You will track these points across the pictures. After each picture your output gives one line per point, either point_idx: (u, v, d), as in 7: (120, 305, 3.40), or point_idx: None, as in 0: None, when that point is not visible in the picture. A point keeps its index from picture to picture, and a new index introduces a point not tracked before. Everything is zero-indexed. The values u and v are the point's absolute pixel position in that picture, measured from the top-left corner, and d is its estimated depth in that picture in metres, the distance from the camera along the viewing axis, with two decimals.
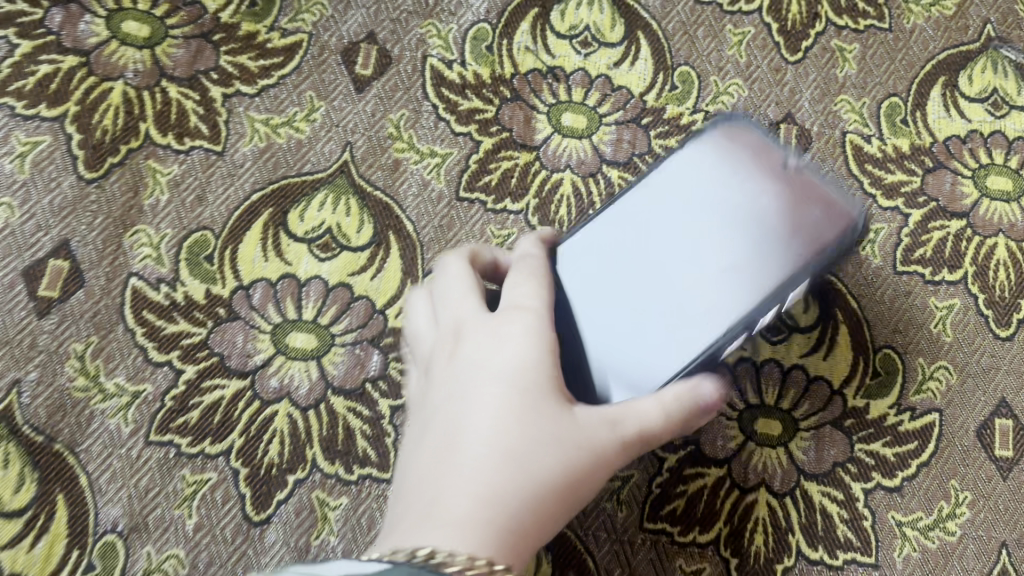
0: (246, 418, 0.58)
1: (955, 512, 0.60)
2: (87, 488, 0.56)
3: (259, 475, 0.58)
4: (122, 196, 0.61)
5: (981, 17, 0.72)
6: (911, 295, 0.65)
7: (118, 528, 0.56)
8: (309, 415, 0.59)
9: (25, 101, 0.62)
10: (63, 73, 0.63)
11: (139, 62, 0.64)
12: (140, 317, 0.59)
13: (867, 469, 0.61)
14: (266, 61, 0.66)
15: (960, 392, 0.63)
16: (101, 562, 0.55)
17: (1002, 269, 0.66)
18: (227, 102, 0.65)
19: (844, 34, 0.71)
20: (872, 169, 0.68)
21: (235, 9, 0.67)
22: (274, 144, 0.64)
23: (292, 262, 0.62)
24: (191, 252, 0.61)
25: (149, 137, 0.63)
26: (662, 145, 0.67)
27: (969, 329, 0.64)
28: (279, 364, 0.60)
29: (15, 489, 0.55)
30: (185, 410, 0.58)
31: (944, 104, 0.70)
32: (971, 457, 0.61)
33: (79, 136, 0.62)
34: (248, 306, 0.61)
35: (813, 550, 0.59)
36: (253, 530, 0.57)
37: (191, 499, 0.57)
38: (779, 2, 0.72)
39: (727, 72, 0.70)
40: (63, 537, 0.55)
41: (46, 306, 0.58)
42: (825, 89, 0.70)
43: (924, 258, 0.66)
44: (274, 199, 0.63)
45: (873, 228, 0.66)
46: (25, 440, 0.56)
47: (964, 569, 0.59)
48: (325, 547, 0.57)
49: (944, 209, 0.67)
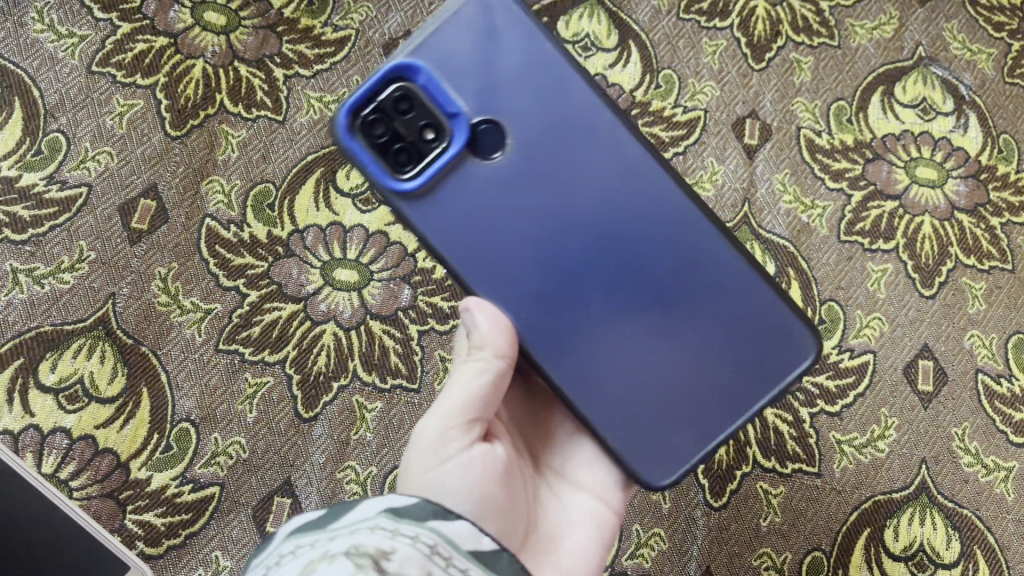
0: (300, 334, 0.70)
1: (885, 433, 0.73)
2: (167, 384, 0.67)
3: (309, 381, 0.69)
4: (200, 151, 0.74)
5: (916, 40, 0.86)
6: (852, 259, 0.78)
7: (191, 417, 0.67)
8: (351, 334, 0.70)
9: (124, 71, 0.75)
10: (156, 50, 0.76)
11: (216, 45, 0.77)
12: (213, 249, 0.71)
13: (813, 397, 0.73)
14: (320, 51, 0.78)
15: (891, 337, 0.76)
16: (177, 444, 0.66)
17: (928, 241, 0.79)
18: (288, 81, 0.77)
19: (801, 49, 0.85)
20: (822, 158, 0.82)
21: (296, 6, 0.79)
22: (325, 117, 0.76)
23: (339, 213, 0.73)
24: (256, 199, 0.73)
25: (223, 105, 0.75)
26: (648, 133, 0.81)
27: (899, 288, 0.78)
28: (327, 293, 0.71)
29: (109, 380, 0.67)
30: (248, 325, 0.70)
31: (882, 108, 0.84)
32: (898, 390, 0.74)
33: (167, 102, 0.75)
34: (302, 246, 0.72)
35: (767, 459, 0.71)
36: (303, 425, 0.68)
37: (252, 397, 0.68)
38: (749, 20, 0.86)
39: (703, 76, 0.84)
40: (146, 422, 0.66)
41: (137, 236, 0.71)
42: (785, 92, 0.84)
43: (864, 230, 0.79)
44: (325, 160, 0.74)
45: (822, 205, 0.80)
46: (118, 340, 0.68)
47: (891, 479, 0.71)
48: (362, 441, 0.68)
49: (881, 192, 0.81)
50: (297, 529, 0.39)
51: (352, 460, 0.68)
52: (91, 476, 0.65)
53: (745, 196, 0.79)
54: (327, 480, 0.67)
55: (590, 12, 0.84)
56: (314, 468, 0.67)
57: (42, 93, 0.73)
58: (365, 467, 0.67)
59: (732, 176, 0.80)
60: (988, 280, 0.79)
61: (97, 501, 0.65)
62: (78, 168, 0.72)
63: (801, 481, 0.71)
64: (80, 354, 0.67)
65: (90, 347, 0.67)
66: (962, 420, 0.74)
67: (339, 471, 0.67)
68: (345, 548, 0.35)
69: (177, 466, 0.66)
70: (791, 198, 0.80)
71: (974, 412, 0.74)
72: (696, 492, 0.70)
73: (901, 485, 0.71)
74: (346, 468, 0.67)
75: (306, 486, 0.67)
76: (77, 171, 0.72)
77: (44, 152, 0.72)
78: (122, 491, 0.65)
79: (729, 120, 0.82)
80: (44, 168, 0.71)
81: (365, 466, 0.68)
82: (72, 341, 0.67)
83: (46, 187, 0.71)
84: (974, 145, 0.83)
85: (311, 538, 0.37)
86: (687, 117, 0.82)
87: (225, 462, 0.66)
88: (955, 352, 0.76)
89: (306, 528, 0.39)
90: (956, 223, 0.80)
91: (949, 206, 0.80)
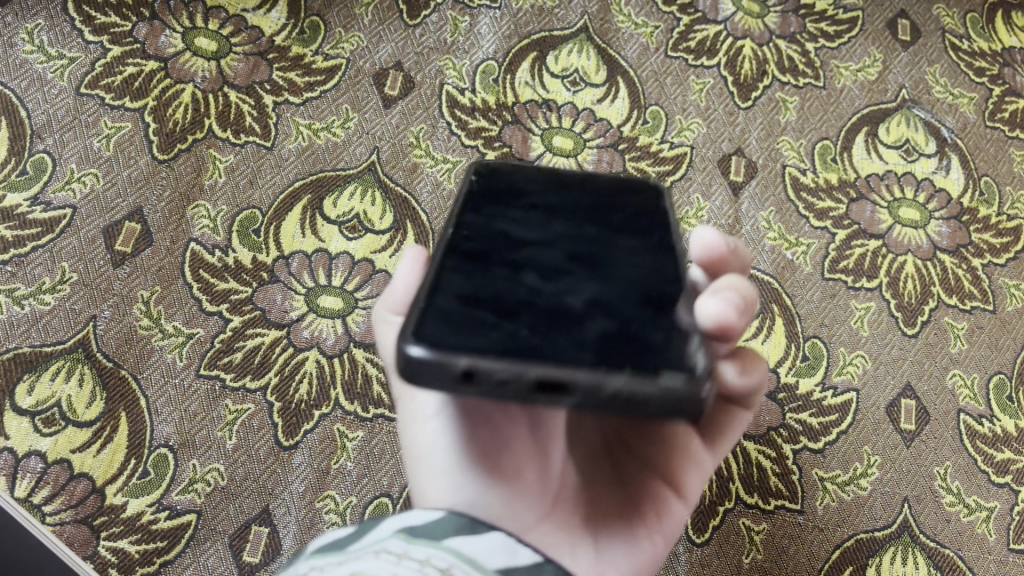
0: (282, 361, 0.69)
1: (867, 471, 0.73)
2: (146, 409, 0.67)
3: (291, 408, 0.68)
4: (187, 175, 0.74)
5: (898, 83, 0.88)
6: (836, 296, 0.78)
7: (169, 443, 0.66)
8: (334, 362, 0.69)
9: (113, 94, 0.76)
10: (145, 74, 0.77)
11: (206, 70, 0.78)
12: (197, 274, 0.71)
13: (796, 434, 0.73)
14: (310, 78, 0.80)
15: (874, 375, 0.76)
16: (154, 470, 0.65)
17: (910, 280, 0.80)
18: (277, 108, 0.78)
19: (787, 89, 0.87)
20: (806, 196, 0.82)
21: (287, 34, 0.81)
22: (314, 144, 0.77)
23: (326, 239, 0.73)
24: (242, 225, 0.73)
25: (211, 131, 0.76)
26: (636, 166, 0.81)
27: (882, 326, 0.78)
28: (311, 319, 0.70)
29: (87, 404, 0.66)
30: (230, 351, 0.69)
31: (866, 148, 0.85)
32: (881, 428, 0.74)
33: (155, 126, 0.75)
34: (287, 272, 0.72)
35: (749, 496, 0.71)
36: (283, 452, 0.67)
37: (232, 424, 0.67)
38: (735, 60, 0.87)
39: (689, 112, 0.84)
40: (124, 446, 0.65)
41: (121, 258, 0.71)
42: (770, 131, 0.84)
43: (848, 268, 0.80)
44: (312, 188, 0.75)
45: (806, 242, 0.80)
46: (97, 363, 0.67)
47: (873, 517, 0.71)
48: (342, 471, 0.67)
49: (864, 231, 0.81)
50: (315, 550, 0.37)
51: (331, 490, 0.66)
52: (65, 500, 0.63)
53: (731, 231, 0.79)
54: (305, 509, 0.65)
55: (579, 48, 0.85)
56: (293, 498, 0.66)
57: (28, 114, 0.74)
58: (344, 497, 0.66)
59: (718, 212, 0.80)
60: (970, 320, 0.79)
61: (70, 526, 0.63)
62: (63, 189, 0.72)
63: (784, 518, 0.71)
64: (58, 376, 0.67)
65: (69, 370, 0.67)
66: (944, 459, 0.74)
67: (317, 500, 0.66)
68: (347, 574, 0.33)
69: (154, 492, 0.65)
70: (775, 235, 0.80)
71: (956, 452, 0.74)
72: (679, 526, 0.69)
73: (884, 524, 0.71)
74: (325, 498, 0.66)
75: (285, 515, 0.65)
76: (62, 192, 0.72)
77: (30, 172, 0.72)
78: (97, 517, 0.63)
79: (716, 156, 0.83)
80: (29, 189, 0.72)
81: (345, 496, 0.66)
82: (51, 362, 0.67)
83: (29, 208, 0.71)
84: (957, 187, 0.84)
85: (325, 560, 0.35)
86: (673, 152, 0.82)
87: (203, 489, 0.65)
88: (938, 392, 0.76)
89: (324, 547, 0.37)
90: (938, 263, 0.81)
91: (931, 246, 0.81)
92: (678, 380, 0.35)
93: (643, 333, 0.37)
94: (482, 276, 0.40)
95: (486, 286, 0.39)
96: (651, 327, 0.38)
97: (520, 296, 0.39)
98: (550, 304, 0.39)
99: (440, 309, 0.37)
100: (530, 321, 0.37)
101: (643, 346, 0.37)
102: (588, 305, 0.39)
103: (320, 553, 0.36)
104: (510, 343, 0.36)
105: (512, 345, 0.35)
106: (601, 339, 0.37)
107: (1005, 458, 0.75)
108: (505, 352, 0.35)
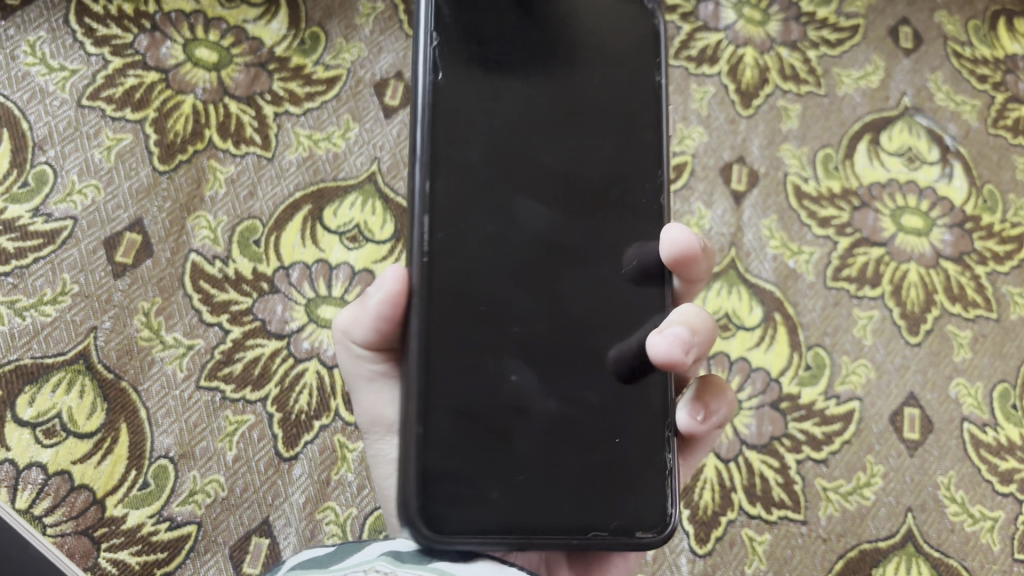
0: (282, 371, 0.69)
1: (870, 481, 0.72)
2: (146, 420, 0.67)
3: (291, 419, 0.68)
4: (188, 187, 0.74)
5: (900, 91, 0.88)
6: (839, 305, 0.78)
7: (170, 454, 0.66)
8: (334, 372, 0.69)
9: (114, 105, 0.76)
10: (146, 85, 0.77)
11: (207, 81, 0.78)
12: (197, 284, 0.71)
13: (799, 443, 0.73)
14: (311, 89, 0.80)
15: (877, 384, 0.76)
16: (154, 481, 0.65)
17: (914, 288, 0.79)
18: (278, 118, 0.78)
19: (789, 97, 0.86)
20: (808, 204, 0.82)
21: (288, 45, 0.81)
22: (314, 155, 0.77)
23: (325, 250, 0.73)
24: (242, 236, 0.73)
25: (211, 142, 0.76)
26: None
27: (885, 335, 0.77)
28: (311, 330, 0.70)
29: (87, 415, 0.66)
30: (230, 362, 0.69)
31: (869, 156, 0.84)
32: (885, 437, 0.74)
33: (156, 137, 0.75)
34: (288, 282, 0.72)
35: (752, 506, 0.71)
36: (283, 463, 0.67)
37: (232, 435, 0.67)
38: (736, 68, 0.87)
39: (691, 121, 0.84)
40: (124, 458, 0.65)
41: (121, 269, 0.71)
42: (771, 139, 0.84)
43: (850, 276, 0.79)
44: (313, 198, 0.75)
45: (808, 250, 0.80)
46: (98, 374, 0.67)
47: (876, 527, 0.71)
48: (344, 481, 0.67)
49: (868, 239, 0.81)
50: (298, 566, 0.37)
51: (332, 501, 0.66)
52: (66, 512, 0.63)
53: (732, 240, 0.79)
54: (306, 521, 0.66)
55: None
56: (294, 509, 0.66)
57: (30, 125, 0.74)
58: (345, 508, 0.66)
59: (720, 220, 0.80)
60: (973, 328, 0.79)
61: (71, 538, 0.63)
62: (64, 201, 0.72)
63: (786, 528, 0.70)
64: (58, 388, 0.66)
65: (70, 382, 0.67)
66: (948, 469, 0.73)
67: (318, 512, 0.66)
68: None
69: (155, 503, 0.64)
70: (777, 243, 0.80)
71: (960, 461, 0.74)
72: (680, 538, 0.69)
73: (886, 534, 0.71)
74: (326, 509, 0.66)
75: (285, 527, 0.65)
76: (63, 204, 0.72)
77: (31, 183, 0.72)
78: (97, 528, 0.63)
79: (717, 165, 0.82)
80: (31, 200, 0.72)
81: (345, 507, 0.66)
82: (51, 374, 0.67)
83: (30, 219, 0.71)
84: (960, 195, 0.84)
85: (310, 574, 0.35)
86: (674, 161, 0.82)
87: (203, 500, 0.65)
88: (941, 401, 0.76)
89: (305, 565, 0.37)
90: (942, 271, 0.80)
91: (935, 253, 0.81)
92: (650, 535, 0.40)
93: (627, 454, 0.41)
94: (470, 352, 0.39)
95: (474, 384, 0.39)
96: (632, 445, 0.41)
97: (509, 395, 0.39)
98: (539, 408, 0.40)
99: (434, 433, 0.37)
100: (524, 452, 0.39)
101: (620, 478, 0.41)
102: (564, 405, 0.40)
103: (304, 570, 0.36)
104: (505, 496, 0.38)
105: (509, 504, 0.38)
106: (583, 474, 0.40)
107: (1009, 467, 0.74)
108: (508, 518, 0.38)
